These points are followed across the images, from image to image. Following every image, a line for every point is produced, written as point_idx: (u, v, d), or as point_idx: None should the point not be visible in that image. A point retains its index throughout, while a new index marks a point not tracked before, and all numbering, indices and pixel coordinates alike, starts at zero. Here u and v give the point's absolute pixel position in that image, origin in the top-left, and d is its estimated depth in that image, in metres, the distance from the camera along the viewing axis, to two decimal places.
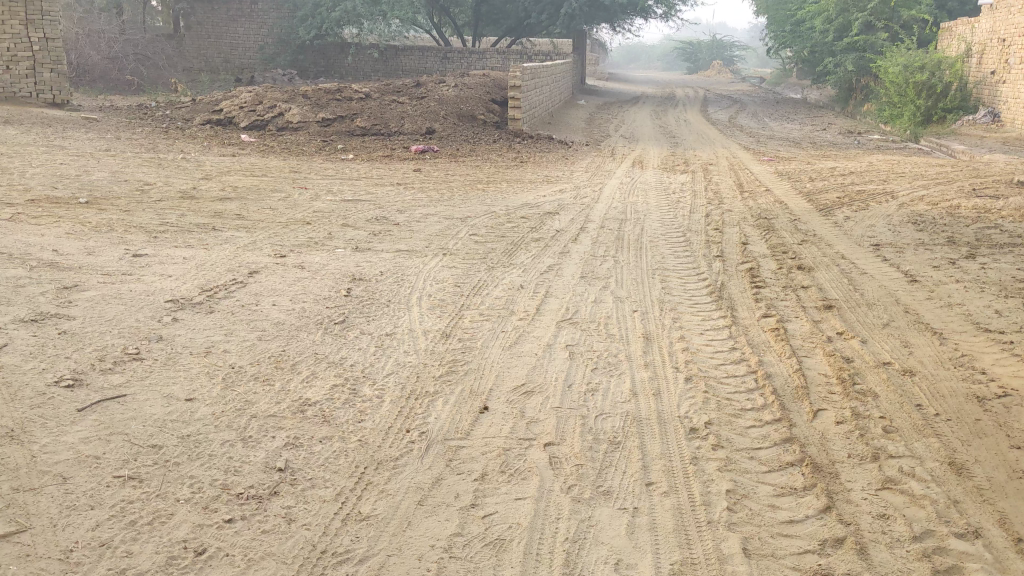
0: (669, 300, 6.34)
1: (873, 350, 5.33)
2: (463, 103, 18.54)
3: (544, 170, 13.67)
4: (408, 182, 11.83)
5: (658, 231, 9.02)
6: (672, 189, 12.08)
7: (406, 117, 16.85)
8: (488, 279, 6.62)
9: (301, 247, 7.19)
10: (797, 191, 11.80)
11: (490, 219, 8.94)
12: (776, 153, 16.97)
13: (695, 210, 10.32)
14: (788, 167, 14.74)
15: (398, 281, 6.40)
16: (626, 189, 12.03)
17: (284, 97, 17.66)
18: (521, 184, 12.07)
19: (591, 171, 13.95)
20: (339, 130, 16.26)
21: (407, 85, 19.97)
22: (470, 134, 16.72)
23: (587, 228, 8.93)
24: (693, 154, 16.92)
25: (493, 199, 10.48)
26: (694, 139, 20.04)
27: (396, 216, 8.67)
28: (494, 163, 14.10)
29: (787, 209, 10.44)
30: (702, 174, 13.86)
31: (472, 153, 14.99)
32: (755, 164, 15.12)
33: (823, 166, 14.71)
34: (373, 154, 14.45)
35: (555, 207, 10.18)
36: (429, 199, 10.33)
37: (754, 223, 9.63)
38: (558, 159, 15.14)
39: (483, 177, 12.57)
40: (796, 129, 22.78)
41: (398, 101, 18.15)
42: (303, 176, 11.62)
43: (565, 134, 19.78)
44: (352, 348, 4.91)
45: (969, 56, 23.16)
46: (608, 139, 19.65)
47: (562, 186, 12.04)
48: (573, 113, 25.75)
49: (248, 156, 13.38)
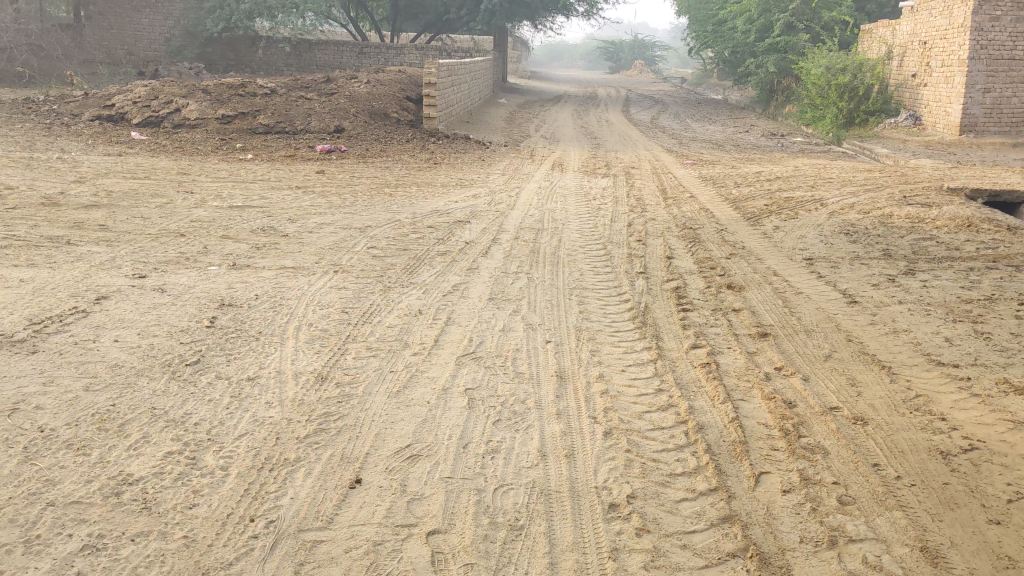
0: (587, 328, 5.59)
1: (818, 391, 4.65)
2: (375, 100, 17.65)
3: (457, 172, 12.89)
4: (309, 185, 10.91)
5: (576, 242, 8.29)
6: (591, 195, 11.41)
7: (314, 114, 15.92)
8: (381, 303, 5.79)
9: (168, 265, 6.26)
10: (722, 198, 11.22)
11: (392, 229, 8.11)
12: (699, 156, 16.46)
13: (615, 218, 9.64)
14: (712, 171, 14.20)
15: (274, 307, 5.51)
16: (543, 193, 11.34)
17: (182, 92, 16.50)
18: (432, 188, 11.28)
19: (507, 173, 13.20)
20: (241, 128, 15.22)
21: (316, 82, 18.97)
22: (382, 134, 15.88)
23: (499, 239, 8.16)
24: (614, 156, 16.29)
25: (398, 206, 9.64)
26: (615, 140, 19.46)
27: (286, 226, 7.77)
28: (403, 163, 13.32)
29: (712, 218, 9.83)
30: (623, 177, 13.26)
31: (382, 153, 14.14)
32: (679, 167, 14.56)
33: (748, 170, 14.20)
34: (275, 153, 13.49)
35: (465, 214, 9.39)
36: (329, 205, 9.44)
37: (680, 233, 8.97)
38: (473, 159, 14.43)
39: (392, 180, 11.72)
40: (720, 131, 22.40)
41: (306, 97, 17.18)
42: (192, 179, 10.61)
43: (483, 134, 19.01)
44: (201, 399, 4.03)
45: (889, 59, 23.05)
46: (528, 139, 18.95)
47: (475, 190, 11.28)
48: (492, 112, 25.01)
49: (135, 156, 12.27)
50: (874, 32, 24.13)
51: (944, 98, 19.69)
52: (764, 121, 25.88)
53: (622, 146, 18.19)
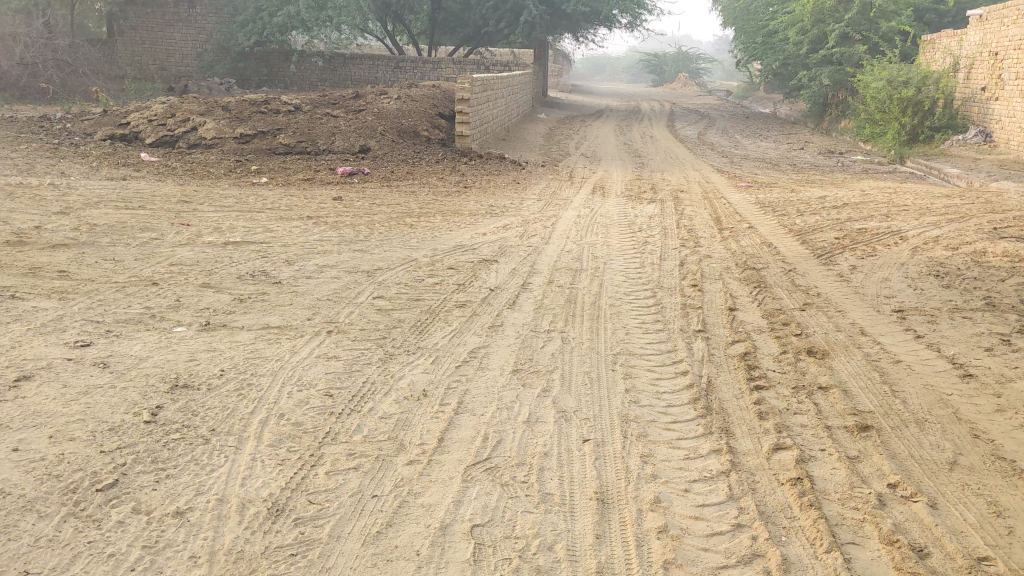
0: (636, 416, 4.39)
1: (954, 530, 3.41)
2: (404, 117, 16.65)
3: (489, 198, 11.78)
4: (323, 215, 9.85)
5: (620, 287, 7.09)
6: (635, 224, 10.24)
7: (338, 133, 14.93)
8: (379, 379, 4.64)
9: (125, 327, 5.18)
10: (785, 229, 9.97)
11: (407, 273, 6.98)
12: (754, 176, 15.20)
13: (665, 255, 8.43)
14: (770, 195, 12.94)
15: (241, 387, 4.38)
16: (582, 223, 10.17)
17: (201, 110, 15.61)
18: (458, 217, 10.18)
19: (543, 199, 12.07)
20: (260, 148, 14.26)
21: (343, 98, 17.99)
22: (410, 153, 14.88)
23: (531, 284, 6.99)
24: (661, 177, 15.08)
25: (418, 242, 8.52)
26: (660, 158, 18.28)
27: (281, 270, 6.68)
28: (429, 188, 12.25)
29: (777, 255, 8.57)
30: (669, 203, 12.06)
31: (408, 176, 13.09)
32: (733, 191, 13.31)
33: (809, 194, 12.89)
34: (293, 177, 12.49)
35: (493, 252, 8.24)
36: (338, 241, 8.35)
37: (741, 274, 7.75)
38: (506, 183, 13.32)
39: (415, 208, 10.63)
40: (772, 149, 21.08)
41: (331, 115, 16.19)
42: (193, 208, 9.61)
43: (520, 153, 17.93)
44: (99, 554, 2.90)
45: (955, 71, 21.50)
46: (567, 158, 17.82)
47: (507, 220, 10.15)
48: (531, 128, 23.94)
49: (140, 181, 11.31)
50: (938, 43, 22.64)
51: (1019, 113, 18.17)
52: (819, 137, 24.48)
53: (667, 165, 16.98)
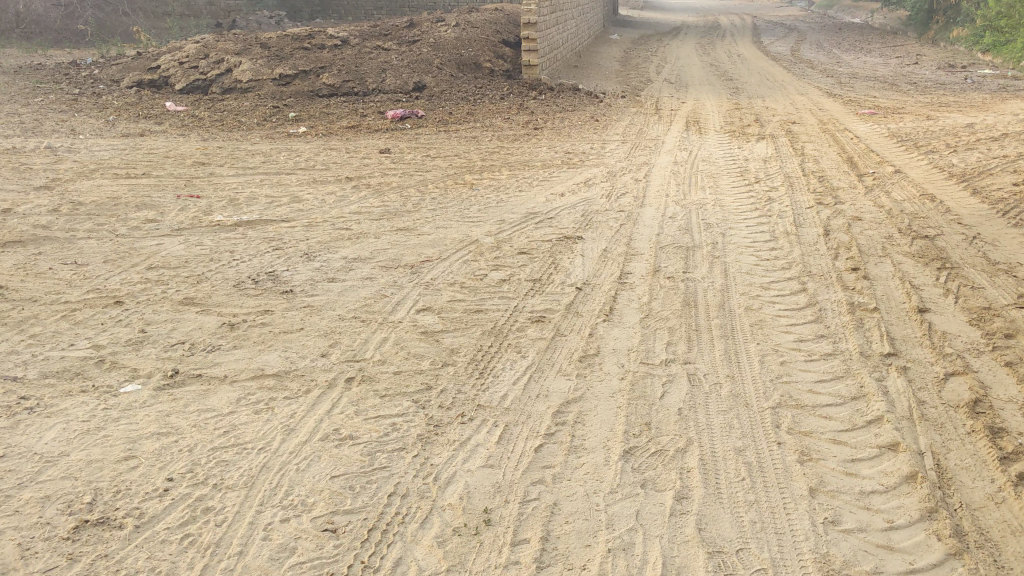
0: (845, 564, 2.63)
1: None
2: (464, 47, 14.79)
3: (564, 145, 9.96)
4: (365, 174, 8.16)
5: (755, 275, 5.23)
6: (746, 171, 8.32)
7: (389, 70, 13.17)
8: (416, 483, 2.93)
9: (49, 389, 3.54)
10: (941, 172, 7.94)
11: (464, 267, 5.23)
12: (873, 100, 13.01)
13: (800, 219, 6.51)
14: (901, 124, 10.81)
15: (191, 518, 2.72)
16: (683, 174, 8.28)
17: (236, 48, 13.93)
18: (529, 173, 8.37)
19: (629, 140, 10.20)
20: (301, 89, 12.55)
21: (395, 29, 16.14)
22: (471, 90, 13.07)
23: (631, 278, 5.19)
24: (763, 105, 13.00)
25: (479, 214, 6.77)
26: (755, 81, 16.12)
27: (296, 269, 5.00)
28: (493, 136, 10.48)
29: (947, 212, 6.59)
30: (781, 139, 10.07)
31: (469, 119, 11.30)
32: (855, 120, 11.21)
33: (950, 122, 10.71)
34: (336, 124, 10.81)
35: (574, 224, 6.44)
36: (379, 214, 6.66)
37: (912, 246, 5.81)
38: (583, 122, 11.45)
39: (477, 161, 8.87)
40: (882, 65, 18.59)
41: (382, 51, 14.41)
42: (210, 172, 8.00)
43: (595, 82, 15.93)
44: None
45: None
46: (650, 86, 15.75)
47: (589, 174, 8.32)
48: (604, 52, 21.78)
49: (158, 137, 9.75)
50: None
51: None
52: (929, 50, 21.80)
53: (766, 90, 14.80)
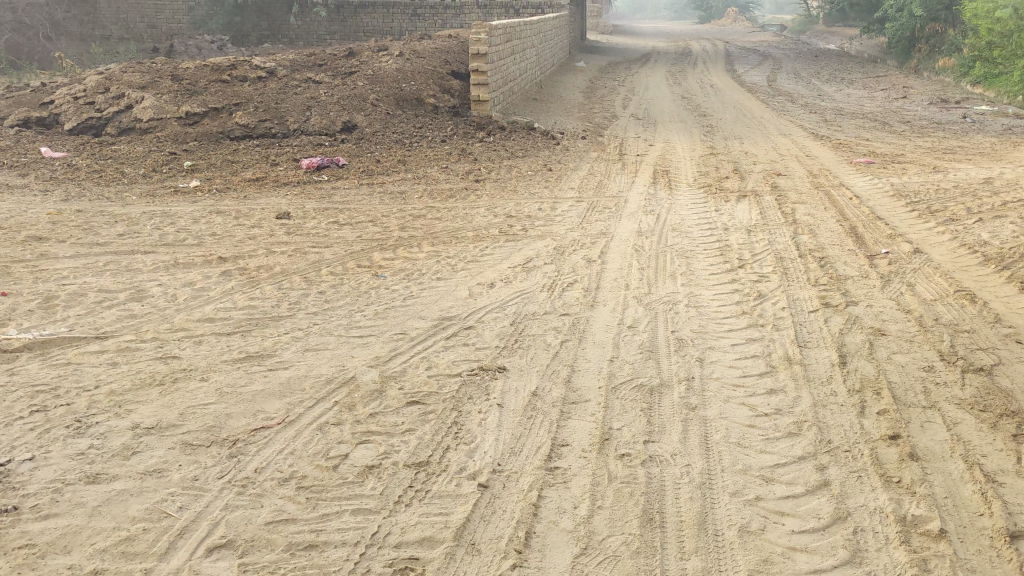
0: None
1: None
2: (405, 80, 13.11)
3: (507, 206, 8.28)
4: (244, 252, 6.40)
5: (749, 451, 3.54)
6: (727, 248, 6.64)
7: (314, 108, 11.46)
8: None
9: None
10: (972, 253, 6.31)
11: (316, 439, 3.50)
12: (866, 144, 11.46)
13: (804, 334, 4.83)
14: (904, 177, 9.23)
15: None
16: (648, 251, 6.60)
17: (142, 80, 12.15)
18: (454, 249, 6.65)
19: (585, 198, 8.54)
20: (208, 130, 10.80)
21: (331, 60, 14.47)
22: (408, 130, 11.39)
23: (563, 455, 3.48)
24: (741, 150, 11.40)
25: (371, 319, 5.03)
26: (730, 118, 14.59)
27: (46, 458, 3.26)
28: (424, 192, 8.78)
29: (998, 322, 4.96)
30: (765, 197, 8.46)
31: (400, 167, 9.60)
32: (850, 171, 9.63)
33: (961, 176, 9.14)
34: (238, 176, 9.06)
35: (499, 342, 4.72)
36: (237, 324, 4.91)
37: (966, 387, 4.16)
38: (534, 173, 9.78)
39: (394, 229, 7.14)
40: (868, 99, 17.13)
41: (311, 85, 12.72)
42: (42, 252, 6.24)
43: (554, 118, 14.30)
44: None
45: None
46: (614, 123, 14.14)
47: (530, 251, 6.61)
48: (568, 82, 20.19)
49: (8, 196, 7.97)
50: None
51: None
52: (915, 80, 20.44)
53: (744, 130, 13.22)
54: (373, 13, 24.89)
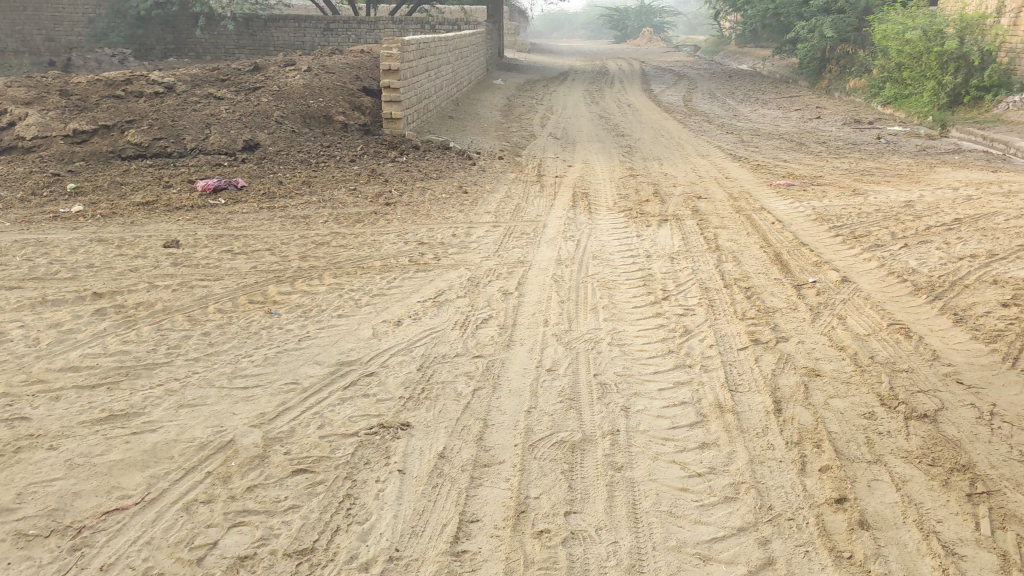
0: None
1: None
2: (313, 96, 12.54)
3: (418, 231, 7.79)
4: (124, 287, 5.79)
5: (681, 523, 3.13)
6: (650, 277, 6.27)
7: (214, 127, 10.82)
8: None
9: None
10: (901, 281, 6.06)
11: (180, 524, 2.97)
12: (785, 165, 11.30)
13: (735, 375, 4.46)
14: (825, 201, 9.04)
15: None
16: (567, 281, 6.17)
17: (26, 95, 11.34)
18: (358, 280, 6.13)
19: (500, 223, 8.11)
20: (97, 150, 10.08)
21: (235, 75, 13.81)
22: (314, 150, 10.83)
23: (472, 534, 3.02)
24: (660, 171, 11.13)
25: (260, 367, 4.49)
26: (648, 138, 14.38)
27: None
28: (330, 217, 8.24)
29: (936, 360, 4.67)
30: (686, 222, 8.16)
31: (304, 189, 9.04)
32: (770, 194, 9.42)
33: (882, 199, 8.99)
34: (126, 199, 8.38)
35: (403, 390, 4.23)
36: (104, 375, 4.32)
37: (910, 436, 3.83)
38: (447, 195, 9.32)
39: (294, 259, 6.59)
40: (783, 119, 17.16)
41: (212, 101, 12.05)
42: None
43: (469, 137, 13.88)
44: None
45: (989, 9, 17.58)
46: (531, 142, 13.78)
47: (441, 282, 6.13)
48: (484, 100, 19.80)
49: None
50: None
51: None
52: (828, 101, 20.63)
53: (662, 150, 12.99)
54: (284, 28, 24.20)
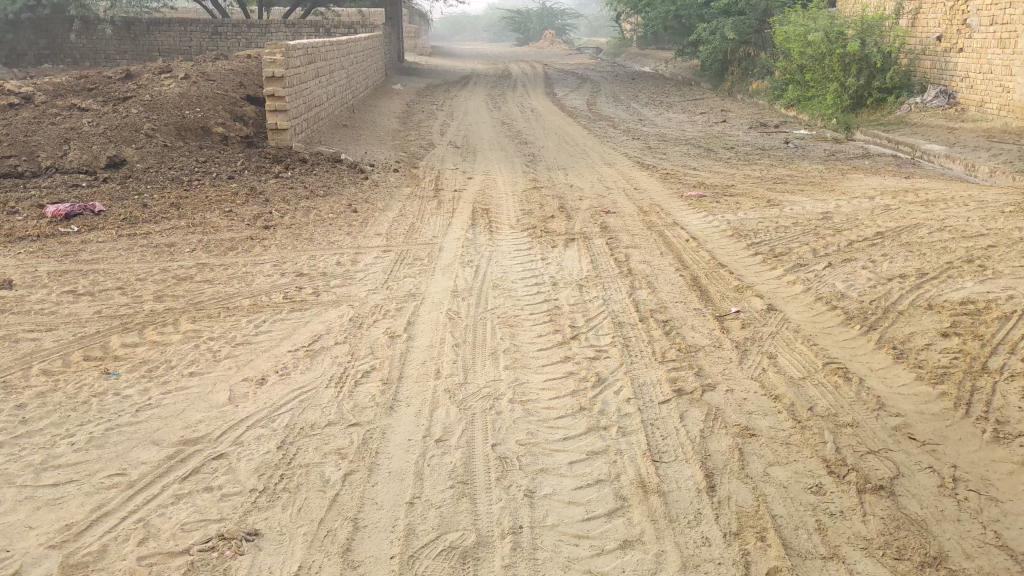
0: None
1: None
2: (189, 106, 11.53)
3: (297, 258, 6.95)
4: None
5: None
6: (556, 312, 5.58)
7: (74, 143, 9.77)
8: None
9: None
10: (831, 309, 5.50)
11: None
12: (694, 174, 10.79)
13: (657, 439, 3.79)
14: (739, 214, 8.51)
15: None
16: (463, 319, 5.44)
17: None
18: (220, 325, 5.28)
19: (390, 247, 7.32)
20: None
21: (104, 84, 12.69)
22: (188, 166, 9.86)
23: None
24: (565, 183, 10.49)
25: (79, 453, 3.64)
26: (553, 145, 13.75)
27: None
28: (199, 244, 7.35)
29: (882, 410, 4.08)
30: (595, 242, 7.53)
31: (172, 212, 8.11)
32: (681, 207, 8.87)
33: (797, 211, 8.50)
34: None
35: (255, 479, 3.44)
36: None
37: (867, 518, 3.21)
38: (334, 214, 8.50)
39: (148, 300, 5.70)
40: (689, 123, 16.78)
41: (74, 113, 10.96)
42: None
43: (363, 147, 13.04)
44: None
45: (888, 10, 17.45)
46: (429, 152, 13.01)
47: (317, 324, 5.32)
48: (382, 106, 18.93)
49: None
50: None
51: (990, 70, 14.28)
52: (732, 104, 20.38)
53: (567, 159, 12.38)
54: (168, 32, 22.92)
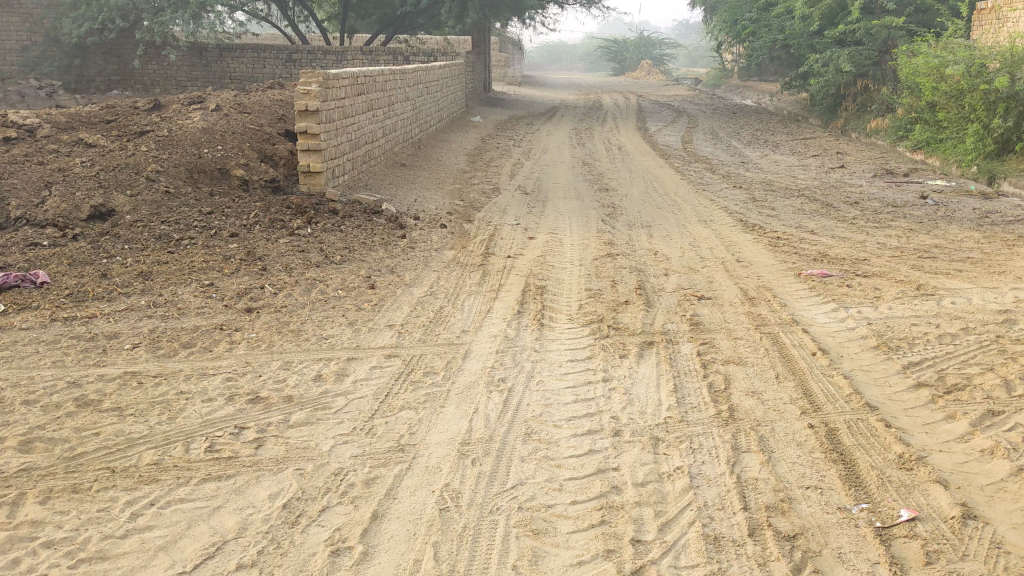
0: None
1: None
2: (209, 142, 9.85)
3: (267, 365, 5.06)
4: None
5: None
6: (612, 504, 3.50)
7: (56, 188, 8.16)
8: None
9: None
10: None
11: None
12: (813, 241, 8.61)
13: None
14: (879, 307, 6.32)
15: None
16: (458, 513, 3.40)
17: None
18: (78, 512, 3.36)
19: (398, 350, 5.38)
20: None
21: (126, 115, 11.13)
22: (187, 217, 8.13)
23: None
24: (648, 248, 8.42)
25: None
26: (639, 194, 11.67)
27: None
28: (148, 336, 5.51)
29: None
30: (681, 351, 5.44)
31: (137, 286, 6.35)
32: (801, 293, 6.71)
33: (962, 306, 6.27)
34: None
35: None
36: None
37: None
38: (345, 290, 6.60)
39: (10, 450, 3.85)
40: (801, 169, 14.49)
41: (75, 151, 9.38)
42: None
43: (415, 192, 11.19)
44: None
45: None
46: (490, 200, 11.08)
47: (231, 514, 3.37)
48: (452, 141, 17.14)
49: None
50: (1003, 7, 16.19)
51: None
52: (848, 145, 18.00)
53: (653, 213, 10.30)
54: (239, 58, 21.59)
